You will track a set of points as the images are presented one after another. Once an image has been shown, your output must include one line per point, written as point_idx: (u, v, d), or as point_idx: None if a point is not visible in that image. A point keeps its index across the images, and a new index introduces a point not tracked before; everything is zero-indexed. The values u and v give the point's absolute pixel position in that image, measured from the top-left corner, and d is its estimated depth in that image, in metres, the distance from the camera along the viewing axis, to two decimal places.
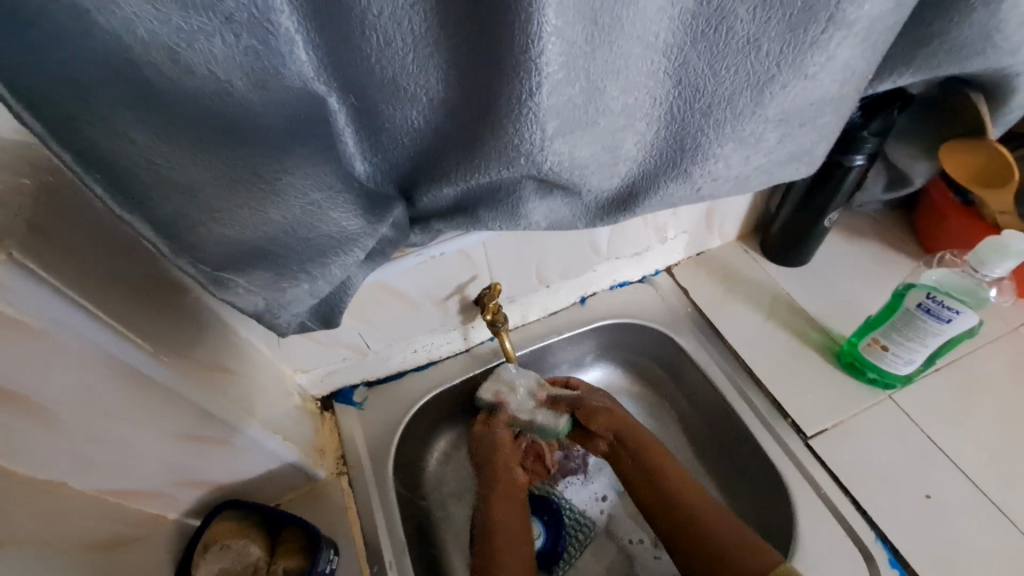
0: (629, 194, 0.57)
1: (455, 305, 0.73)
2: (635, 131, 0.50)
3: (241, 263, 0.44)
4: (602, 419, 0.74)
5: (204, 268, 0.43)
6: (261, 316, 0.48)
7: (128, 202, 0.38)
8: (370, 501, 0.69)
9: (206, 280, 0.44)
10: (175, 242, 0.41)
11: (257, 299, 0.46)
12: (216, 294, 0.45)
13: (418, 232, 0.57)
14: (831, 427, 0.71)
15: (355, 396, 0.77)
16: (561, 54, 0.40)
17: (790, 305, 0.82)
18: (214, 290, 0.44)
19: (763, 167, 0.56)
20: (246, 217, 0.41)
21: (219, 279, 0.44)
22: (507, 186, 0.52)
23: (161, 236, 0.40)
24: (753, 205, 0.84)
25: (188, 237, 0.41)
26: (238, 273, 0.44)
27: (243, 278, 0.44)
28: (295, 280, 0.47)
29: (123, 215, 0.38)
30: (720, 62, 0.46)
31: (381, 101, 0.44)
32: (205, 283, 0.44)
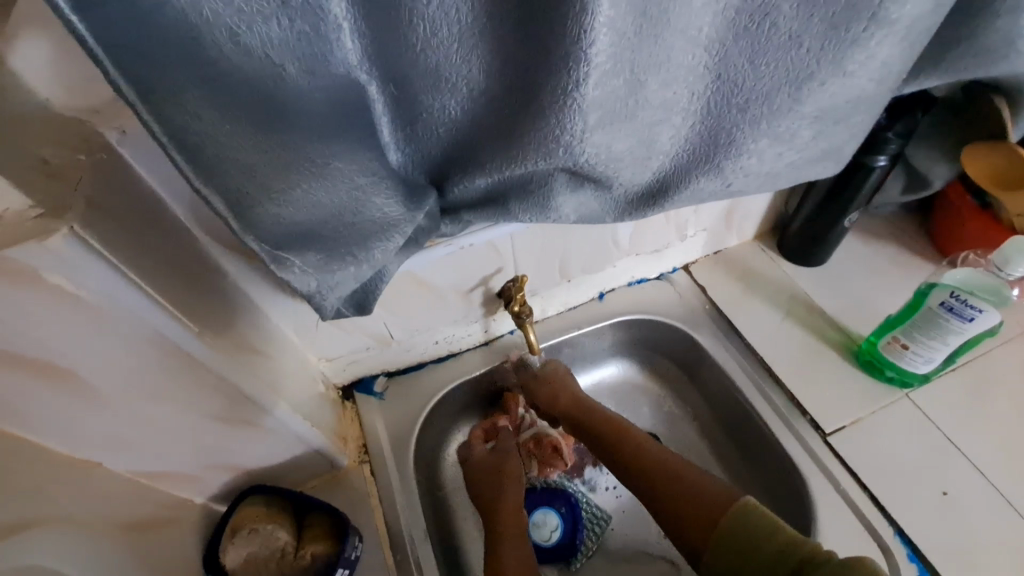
0: (659, 190, 0.57)
1: (479, 297, 0.73)
2: (671, 126, 0.51)
3: (295, 243, 0.44)
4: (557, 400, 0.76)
5: (266, 244, 0.44)
6: (310, 298, 0.48)
7: (201, 173, 0.38)
8: (392, 489, 0.70)
9: (267, 258, 0.44)
10: (241, 216, 0.41)
11: (311, 279, 0.47)
12: (274, 271, 0.45)
13: (448, 222, 0.58)
14: (849, 424, 0.72)
15: (376, 386, 0.77)
16: (609, 45, 0.40)
17: (808, 304, 0.83)
18: (274, 267, 0.44)
19: (793, 166, 0.57)
20: (301, 198, 0.42)
21: (278, 257, 0.44)
22: (539, 178, 0.53)
23: (231, 209, 0.40)
24: (772, 204, 0.85)
25: (249, 214, 0.41)
26: (294, 253, 0.45)
27: (298, 257, 0.45)
28: (343, 263, 0.47)
29: (203, 187, 0.39)
30: (759, 59, 0.47)
31: (423, 90, 0.44)
32: (265, 261, 0.44)
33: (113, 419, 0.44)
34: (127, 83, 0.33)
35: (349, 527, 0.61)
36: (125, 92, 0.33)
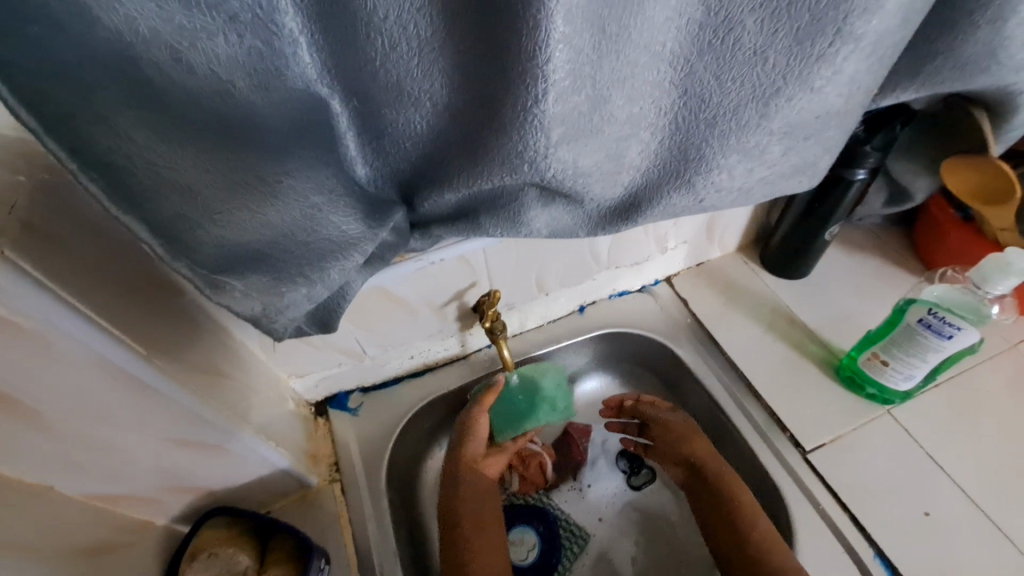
0: (632, 205, 0.56)
1: (453, 312, 0.72)
2: (639, 141, 0.50)
3: (237, 266, 0.43)
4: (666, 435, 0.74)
5: (201, 269, 0.42)
6: (258, 320, 0.47)
7: (125, 205, 0.37)
8: (364, 509, 0.68)
9: (201, 283, 0.43)
10: (173, 246, 0.40)
11: (256, 303, 0.45)
12: (212, 297, 0.44)
13: (418, 237, 0.57)
14: (830, 441, 0.71)
15: (350, 402, 0.76)
16: (568, 60, 0.39)
17: (789, 317, 0.82)
18: (210, 293, 0.43)
19: (765, 181, 0.56)
20: (245, 219, 0.41)
21: (215, 281, 0.43)
22: (508, 193, 0.52)
23: (158, 237, 0.39)
24: (753, 217, 0.84)
25: (185, 238, 0.40)
26: (235, 276, 0.43)
27: (240, 280, 0.44)
28: (294, 284, 0.46)
29: (127, 219, 0.37)
30: (725, 74, 0.46)
31: (385, 106, 0.43)
32: (200, 285, 0.43)
33: (61, 447, 0.43)
34: (61, 102, 0.32)
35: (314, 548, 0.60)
36: (33, 126, 0.32)
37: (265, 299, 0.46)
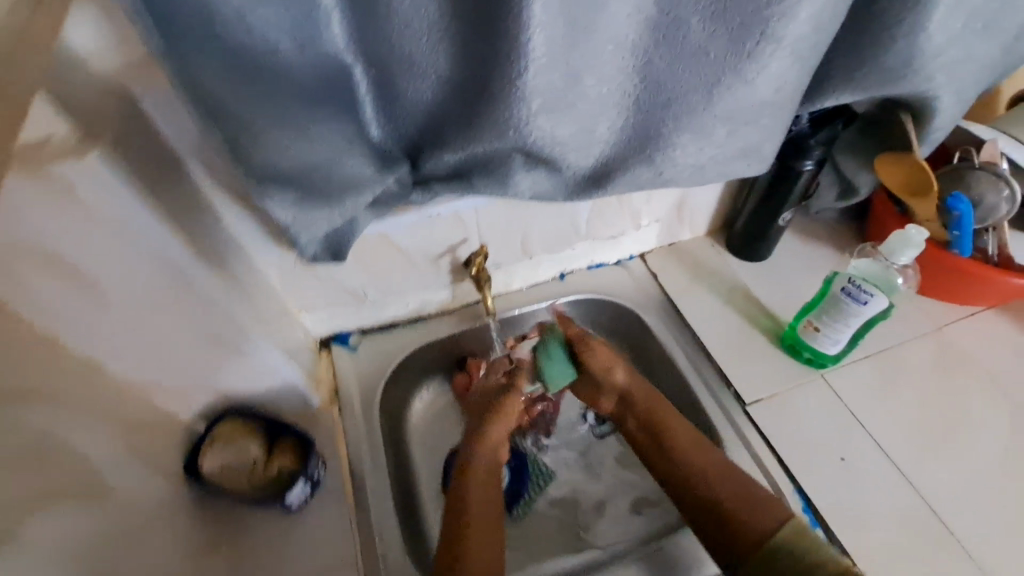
0: (604, 173, 0.67)
1: (447, 265, 0.82)
2: (607, 118, 0.60)
3: (277, 183, 0.54)
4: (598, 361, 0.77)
5: (252, 179, 0.54)
6: (285, 230, 0.58)
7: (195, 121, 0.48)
8: (358, 429, 0.79)
9: (250, 188, 0.54)
10: (233, 153, 0.51)
11: (289, 214, 0.56)
12: (256, 199, 0.55)
13: (419, 193, 0.66)
14: (767, 398, 0.81)
15: (351, 340, 0.86)
16: (544, 43, 0.49)
17: (745, 293, 0.92)
18: (255, 197, 0.54)
19: (713, 160, 0.66)
20: (284, 147, 0.51)
21: (260, 190, 0.54)
22: (499, 158, 0.62)
23: (226, 145, 0.50)
24: (720, 203, 0.94)
25: (242, 150, 0.51)
26: (275, 191, 0.55)
27: (278, 195, 0.55)
28: (319, 207, 0.57)
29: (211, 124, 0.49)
30: (677, 63, 0.56)
31: (399, 76, 0.53)
32: (249, 190, 0.54)
33: None
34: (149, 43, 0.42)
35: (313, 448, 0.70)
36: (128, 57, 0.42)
37: (296, 215, 0.57)
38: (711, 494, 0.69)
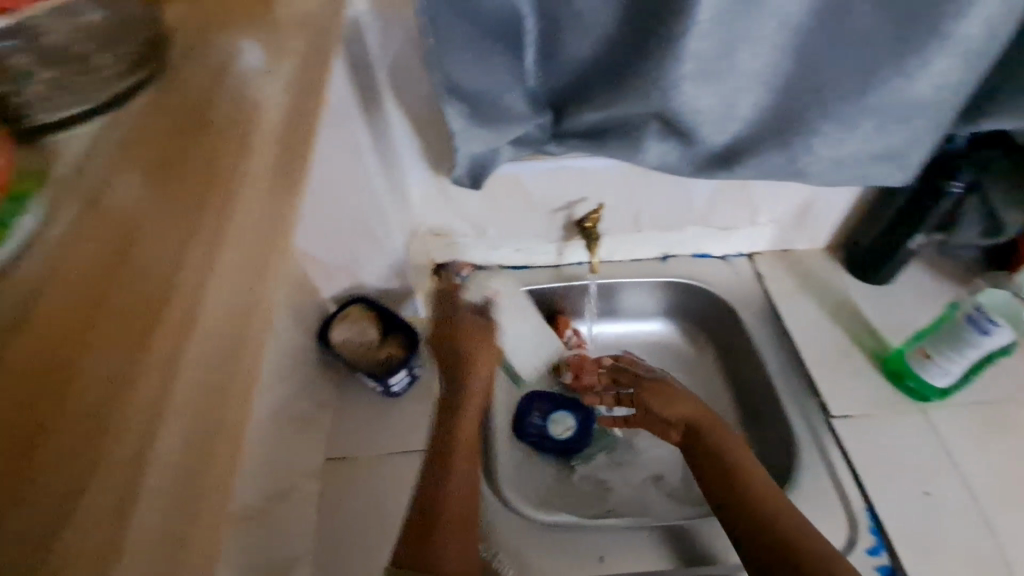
0: (732, 154, 0.69)
1: (562, 220, 0.89)
2: (752, 96, 0.63)
3: (458, 95, 0.62)
4: (659, 399, 0.78)
5: (441, 83, 0.60)
6: (455, 135, 0.65)
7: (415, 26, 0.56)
8: (453, 345, 0.87)
9: (440, 90, 0.61)
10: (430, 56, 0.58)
11: (461, 121, 0.64)
12: (444, 96, 0.61)
13: (554, 144, 0.73)
14: (855, 416, 0.79)
15: (461, 272, 0.95)
16: (713, 7, 0.54)
17: (854, 312, 0.89)
18: (441, 99, 0.61)
19: (853, 158, 0.66)
20: (471, 65, 0.59)
21: (444, 95, 0.61)
22: (635, 123, 0.67)
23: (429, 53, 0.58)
24: (846, 216, 0.92)
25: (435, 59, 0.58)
26: (456, 99, 0.62)
27: (456, 106, 0.63)
28: (484, 126, 0.65)
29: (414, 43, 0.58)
30: (837, 47, 0.58)
31: (565, 29, 0.61)
32: (439, 89, 0.61)
33: None
34: None
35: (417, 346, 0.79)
36: None
37: (464, 127, 0.65)
38: (778, 530, 0.62)
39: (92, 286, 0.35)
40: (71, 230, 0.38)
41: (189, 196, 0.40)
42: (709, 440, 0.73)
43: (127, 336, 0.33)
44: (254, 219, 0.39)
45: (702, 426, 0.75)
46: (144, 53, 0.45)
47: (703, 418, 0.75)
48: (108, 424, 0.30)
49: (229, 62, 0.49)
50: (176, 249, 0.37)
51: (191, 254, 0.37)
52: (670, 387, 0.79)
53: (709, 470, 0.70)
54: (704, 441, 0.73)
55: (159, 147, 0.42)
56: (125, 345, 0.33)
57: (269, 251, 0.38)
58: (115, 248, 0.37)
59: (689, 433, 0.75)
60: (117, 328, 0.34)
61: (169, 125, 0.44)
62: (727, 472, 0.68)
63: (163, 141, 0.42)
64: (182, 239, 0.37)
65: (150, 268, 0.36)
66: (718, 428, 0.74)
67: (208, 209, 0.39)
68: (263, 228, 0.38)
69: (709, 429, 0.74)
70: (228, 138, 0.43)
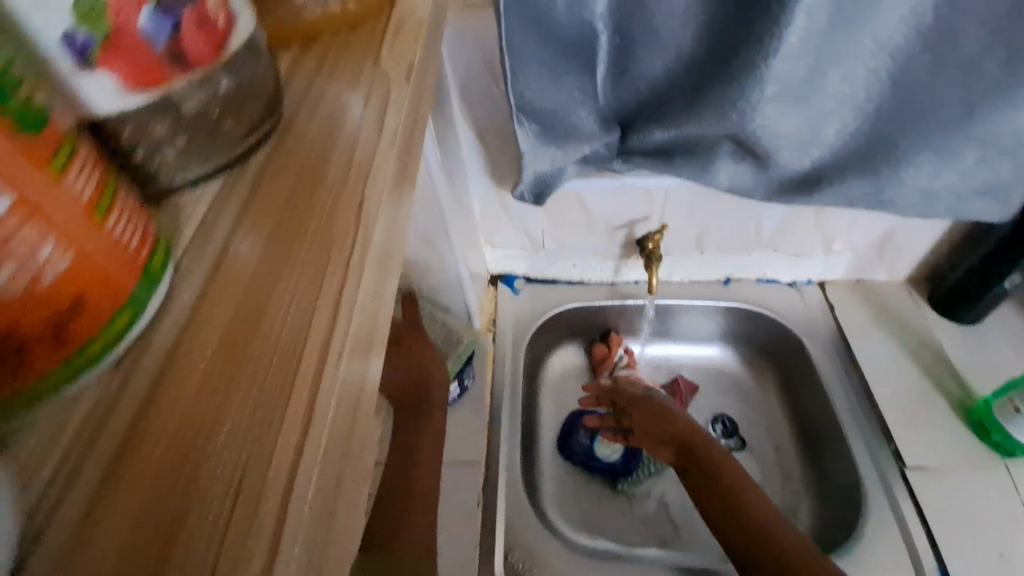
0: (813, 180, 0.65)
1: (622, 238, 0.87)
2: (840, 120, 0.59)
3: (528, 114, 0.61)
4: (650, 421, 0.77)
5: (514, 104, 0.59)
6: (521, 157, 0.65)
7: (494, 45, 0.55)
8: (504, 358, 0.87)
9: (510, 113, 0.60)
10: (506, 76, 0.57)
11: (529, 142, 0.63)
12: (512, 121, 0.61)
13: (620, 162, 0.71)
14: (932, 468, 0.73)
15: (515, 283, 0.95)
16: (804, 29, 0.50)
17: (937, 353, 0.82)
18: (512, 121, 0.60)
19: (947, 190, 0.62)
20: (543, 86, 0.59)
21: (517, 116, 0.60)
22: (707, 142, 0.64)
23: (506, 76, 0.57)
24: (934, 249, 0.85)
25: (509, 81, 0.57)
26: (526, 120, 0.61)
27: (526, 125, 0.62)
28: (552, 145, 0.65)
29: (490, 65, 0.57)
30: (941, 71, 0.53)
31: (638, 44, 0.58)
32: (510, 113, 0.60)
33: None
34: None
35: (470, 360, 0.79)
36: None
37: (532, 149, 0.65)
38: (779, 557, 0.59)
39: (208, 382, 0.19)
40: (199, 299, 0.21)
41: (318, 258, 0.23)
42: (700, 457, 0.71)
43: (253, 428, 0.18)
44: (373, 291, 0.24)
45: (693, 444, 0.72)
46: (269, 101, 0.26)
47: (691, 433, 0.73)
48: (219, 488, 0.17)
49: (352, 80, 0.30)
50: (308, 315, 0.21)
51: (324, 334, 0.21)
52: (659, 406, 0.77)
53: (702, 488, 0.68)
54: (693, 460, 0.71)
55: (293, 176, 0.25)
56: (260, 398, 0.19)
57: (373, 303, 0.24)
58: (220, 311, 0.21)
59: (680, 452, 0.73)
60: (251, 423, 0.18)
61: (296, 157, 0.26)
62: (722, 491, 0.67)
63: (297, 178, 0.25)
64: (313, 297, 0.21)
65: (296, 328, 0.21)
66: (703, 441, 0.72)
67: (346, 197, 0.25)
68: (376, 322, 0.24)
69: (695, 444, 0.72)
70: (350, 163, 0.26)
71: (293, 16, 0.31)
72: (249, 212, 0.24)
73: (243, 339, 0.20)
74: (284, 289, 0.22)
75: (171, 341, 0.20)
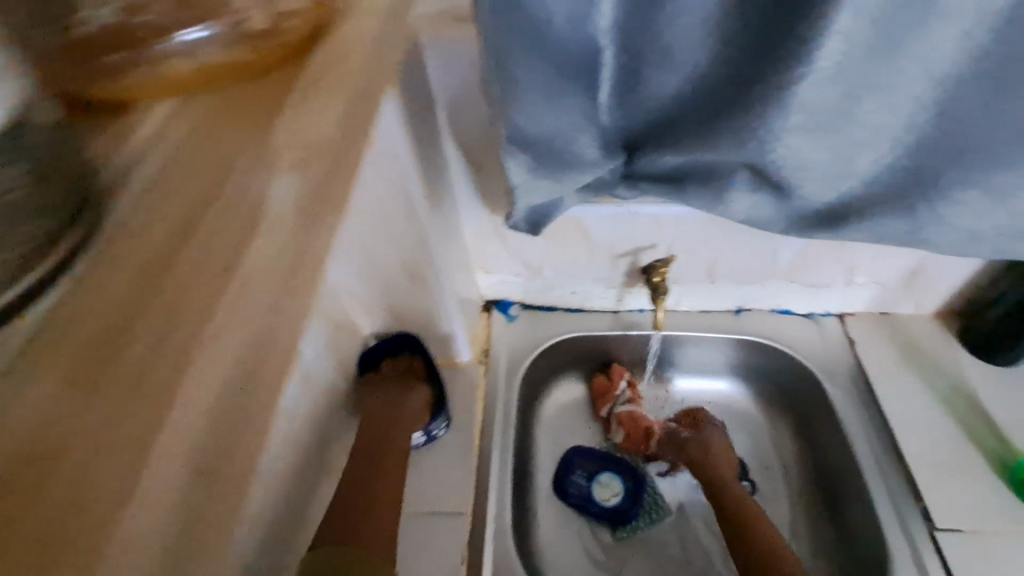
0: (840, 214, 0.58)
1: (626, 266, 0.80)
2: (875, 151, 0.52)
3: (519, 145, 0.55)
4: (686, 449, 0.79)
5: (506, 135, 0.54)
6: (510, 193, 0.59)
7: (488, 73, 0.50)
8: (497, 392, 0.81)
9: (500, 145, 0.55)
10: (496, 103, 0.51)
11: (519, 176, 0.57)
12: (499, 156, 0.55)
13: (625, 187, 0.63)
14: (967, 531, 0.66)
15: (511, 310, 0.89)
16: (841, 52, 0.44)
17: (971, 399, 0.76)
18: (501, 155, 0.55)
19: (995, 230, 0.55)
20: (538, 113, 0.51)
21: (506, 149, 0.55)
22: (722, 169, 0.56)
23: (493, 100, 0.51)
24: (968, 282, 0.78)
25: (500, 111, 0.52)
26: (518, 150, 0.55)
27: (517, 157, 0.55)
28: (545, 177, 0.58)
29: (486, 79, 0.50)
30: (998, 101, 0.47)
31: (650, 63, 0.52)
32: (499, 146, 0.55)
33: None
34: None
35: (443, 409, 0.74)
36: None
37: (525, 180, 0.58)
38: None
39: (21, 453, 0.27)
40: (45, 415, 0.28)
41: (129, 328, 0.31)
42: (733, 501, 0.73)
43: (74, 501, 0.26)
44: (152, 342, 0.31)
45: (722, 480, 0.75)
46: (77, 186, 0.34)
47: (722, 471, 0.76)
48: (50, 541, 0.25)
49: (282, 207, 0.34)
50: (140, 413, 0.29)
51: (140, 403, 0.29)
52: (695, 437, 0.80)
53: (733, 528, 0.70)
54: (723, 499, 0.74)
55: (130, 266, 0.33)
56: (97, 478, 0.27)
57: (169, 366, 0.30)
58: (104, 427, 0.28)
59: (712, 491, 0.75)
60: (71, 484, 0.26)
61: (142, 232, 0.35)
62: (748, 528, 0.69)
63: (142, 257, 0.33)
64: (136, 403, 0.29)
65: (115, 425, 0.28)
66: (735, 484, 0.75)
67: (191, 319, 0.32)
68: (268, 318, 0.31)
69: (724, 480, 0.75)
70: (209, 285, 0.33)
71: (159, 73, 0.40)
72: (120, 349, 0.30)
73: (134, 444, 0.27)
74: (154, 392, 0.29)
75: (30, 433, 0.28)
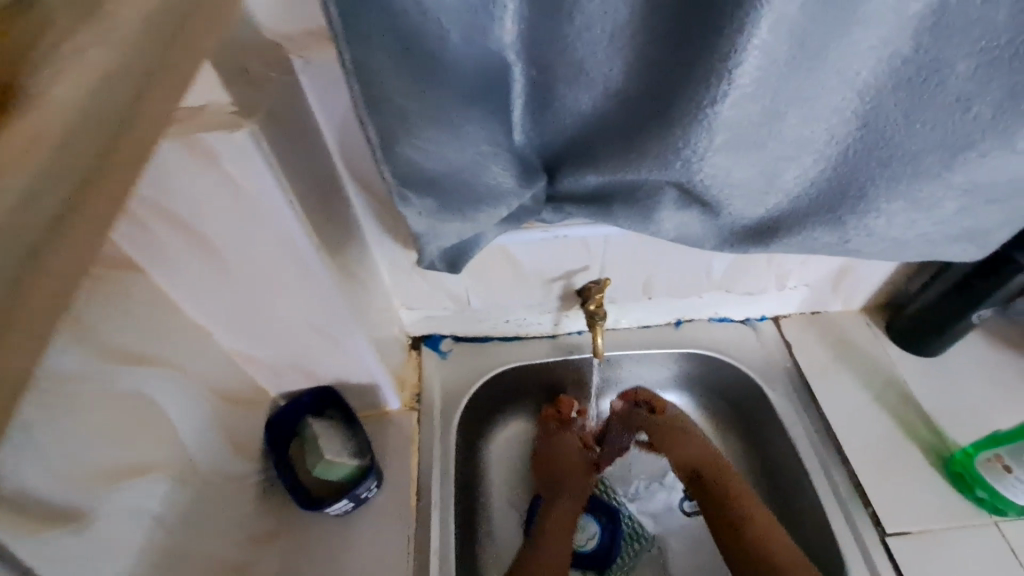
0: (769, 229, 0.55)
1: (559, 290, 0.75)
2: (800, 165, 0.49)
3: (417, 183, 0.49)
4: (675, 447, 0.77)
5: (396, 179, 0.49)
6: (416, 238, 0.54)
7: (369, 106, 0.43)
8: (431, 441, 0.73)
9: (392, 193, 0.50)
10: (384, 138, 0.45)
11: (421, 221, 0.52)
12: (395, 206, 0.51)
13: (550, 211, 0.58)
14: (916, 532, 0.66)
15: (442, 345, 0.82)
16: (758, 67, 0.40)
17: (903, 393, 0.77)
18: (396, 203, 0.50)
19: (918, 235, 0.55)
20: (434, 147, 0.46)
21: (401, 194, 0.50)
22: (648, 188, 0.51)
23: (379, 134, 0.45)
24: (891, 277, 0.79)
25: (391, 148, 0.46)
26: (417, 192, 0.50)
27: (420, 197, 0.50)
28: (453, 217, 0.52)
29: (370, 110, 0.44)
30: (918, 110, 0.45)
31: (561, 81, 0.46)
32: (390, 194, 0.50)
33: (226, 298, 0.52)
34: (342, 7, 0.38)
35: (373, 469, 0.66)
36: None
37: (429, 222, 0.53)
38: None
39: None
40: None
41: None
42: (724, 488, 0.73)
43: None
44: None
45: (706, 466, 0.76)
46: None
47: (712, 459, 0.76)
48: None
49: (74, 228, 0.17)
50: None
51: None
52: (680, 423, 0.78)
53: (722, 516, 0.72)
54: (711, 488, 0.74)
55: None
56: None
57: None
58: None
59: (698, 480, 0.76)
60: None
61: None
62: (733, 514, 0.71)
63: None
64: None
65: None
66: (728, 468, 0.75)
67: None
68: None
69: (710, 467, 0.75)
70: None
71: None
72: None
73: None
74: None
75: None
